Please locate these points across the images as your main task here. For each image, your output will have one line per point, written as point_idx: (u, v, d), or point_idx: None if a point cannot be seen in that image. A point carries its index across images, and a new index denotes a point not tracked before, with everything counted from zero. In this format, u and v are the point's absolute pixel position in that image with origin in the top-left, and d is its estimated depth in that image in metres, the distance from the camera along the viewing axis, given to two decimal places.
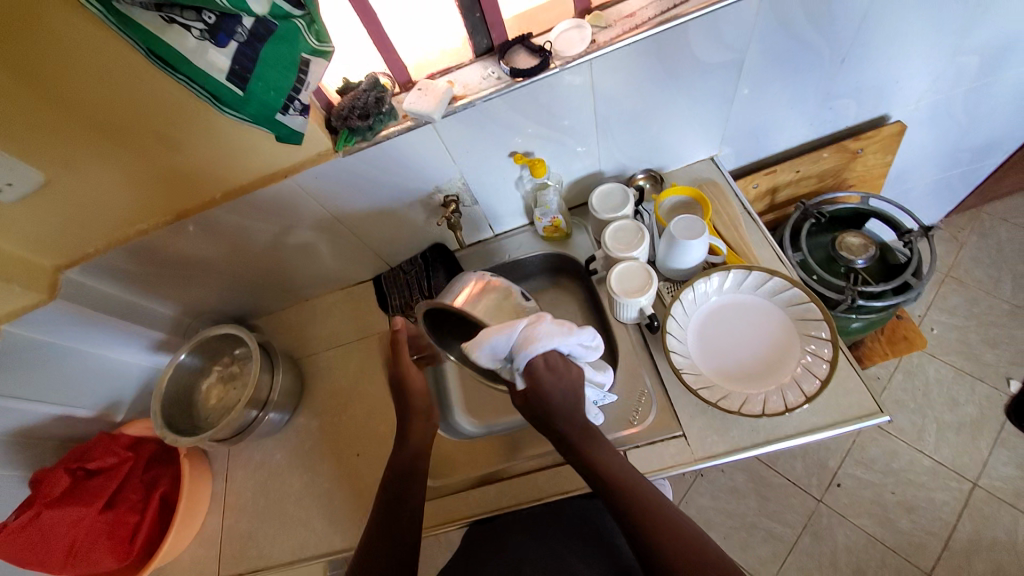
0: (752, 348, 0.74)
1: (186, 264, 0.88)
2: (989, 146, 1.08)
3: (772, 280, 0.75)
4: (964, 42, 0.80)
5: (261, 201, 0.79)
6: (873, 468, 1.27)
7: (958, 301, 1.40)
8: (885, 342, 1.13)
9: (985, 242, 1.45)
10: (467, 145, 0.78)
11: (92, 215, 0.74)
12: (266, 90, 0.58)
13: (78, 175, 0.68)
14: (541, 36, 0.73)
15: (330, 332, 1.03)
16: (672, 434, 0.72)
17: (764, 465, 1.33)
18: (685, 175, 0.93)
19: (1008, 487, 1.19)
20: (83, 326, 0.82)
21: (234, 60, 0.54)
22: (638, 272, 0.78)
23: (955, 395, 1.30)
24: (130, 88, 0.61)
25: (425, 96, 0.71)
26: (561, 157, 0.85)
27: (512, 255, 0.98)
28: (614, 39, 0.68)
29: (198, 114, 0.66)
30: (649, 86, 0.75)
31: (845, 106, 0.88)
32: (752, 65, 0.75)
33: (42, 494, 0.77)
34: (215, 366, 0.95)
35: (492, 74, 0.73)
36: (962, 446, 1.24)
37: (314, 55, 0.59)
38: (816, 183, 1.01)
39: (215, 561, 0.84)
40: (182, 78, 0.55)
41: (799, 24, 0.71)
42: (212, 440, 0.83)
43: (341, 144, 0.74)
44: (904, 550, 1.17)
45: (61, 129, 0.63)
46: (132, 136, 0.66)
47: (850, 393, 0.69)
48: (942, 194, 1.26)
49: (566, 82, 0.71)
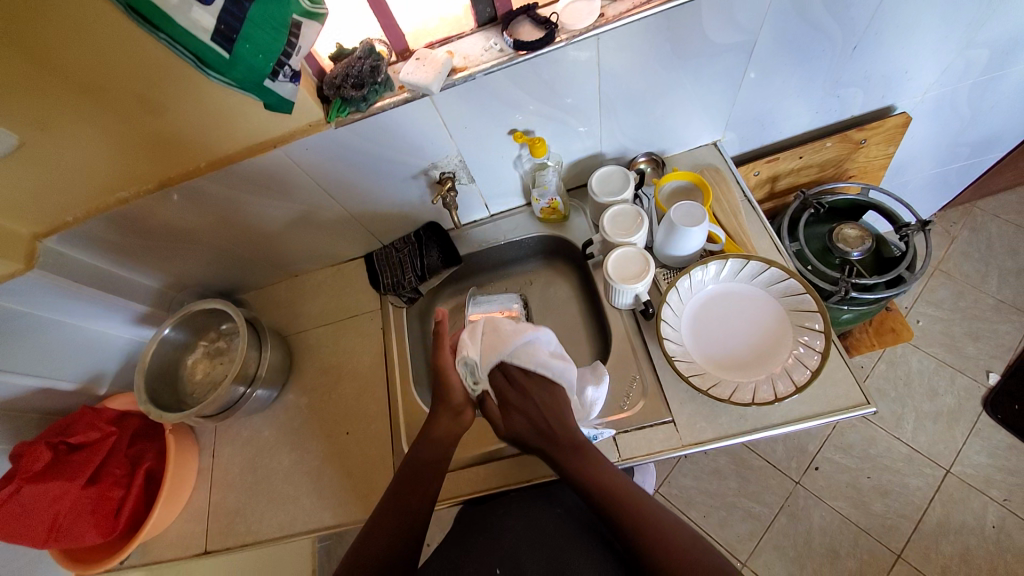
0: (745, 337, 0.74)
1: (171, 236, 0.84)
2: (990, 141, 1.07)
3: (770, 270, 0.74)
4: (978, 34, 0.78)
5: (249, 171, 0.76)
6: (851, 453, 1.30)
7: (945, 294, 1.42)
8: (873, 333, 1.14)
9: (976, 238, 1.46)
10: (465, 120, 0.75)
11: (70, 181, 0.71)
12: (254, 53, 0.55)
13: (53, 140, 0.64)
14: (547, 7, 0.70)
15: (320, 310, 1.01)
16: (662, 420, 0.72)
17: (746, 448, 1.36)
18: (686, 159, 0.91)
19: (979, 475, 1.23)
20: (63, 297, 0.79)
21: (219, 19, 0.51)
22: (636, 258, 0.77)
23: (935, 385, 1.33)
24: (107, 45, 0.57)
25: (423, 66, 0.67)
26: (562, 137, 0.82)
27: (507, 236, 0.96)
28: (623, 14, 0.65)
29: (181, 77, 0.62)
30: (656, 66, 0.72)
31: (852, 95, 0.86)
32: (762, 48, 0.73)
33: (23, 468, 0.75)
34: (201, 342, 0.93)
35: (494, 46, 0.69)
36: (938, 435, 1.28)
37: (307, 17, 0.56)
38: (817, 173, 1.00)
39: (202, 536, 0.84)
40: (163, 38, 0.51)
41: (814, 7, 0.68)
42: (198, 416, 0.81)
43: (334, 113, 0.70)
44: (876, 531, 1.21)
45: (33, 89, 0.59)
46: (111, 100, 0.62)
47: (838, 384, 0.69)
48: (939, 188, 1.26)
49: (572, 58, 0.69)
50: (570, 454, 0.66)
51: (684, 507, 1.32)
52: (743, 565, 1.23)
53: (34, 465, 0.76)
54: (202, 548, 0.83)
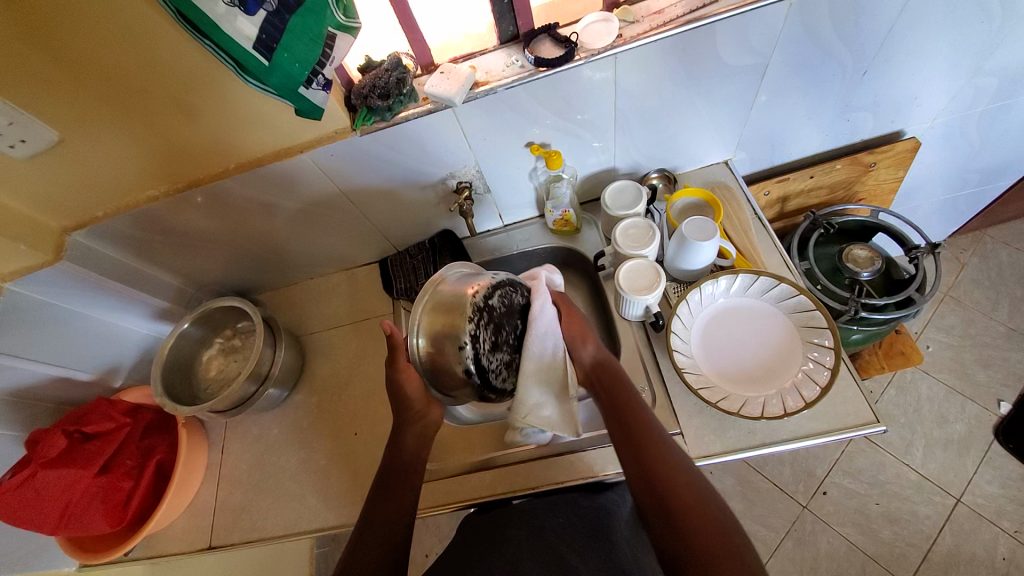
0: (753, 351, 0.75)
1: (195, 234, 0.87)
2: (1000, 169, 1.08)
3: (779, 287, 0.75)
4: (986, 64, 0.80)
5: (275, 175, 0.78)
6: (860, 479, 1.28)
7: (955, 320, 1.41)
8: (882, 355, 1.14)
9: (986, 265, 1.46)
10: (485, 132, 0.78)
11: (104, 178, 0.74)
12: (292, 62, 0.58)
13: (92, 137, 0.68)
14: (567, 27, 0.73)
15: (333, 312, 1.03)
16: (670, 432, 0.72)
17: (752, 470, 1.35)
18: (698, 177, 0.93)
19: (990, 505, 1.21)
20: (89, 289, 0.82)
21: (261, 29, 0.54)
22: (647, 270, 0.78)
23: (945, 412, 1.32)
24: (151, 51, 0.60)
25: (448, 79, 0.70)
26: (577, 152, 0.85)
27: (520, 247, 0.98)
28: (639, 35, 0.68)
29: (218, 82, 0.65)
30: (670, 86, 0.75)
31: (863, 118, 0.88)
32: (773, 71, 0.75)
33: (39, 453, 0.76)
34: (217, 339, 0.95)
35: (516, 62, 0.72)
36: (948, 462, 1.26)
37: (340, 30, 0.59)
38: (827, 194, 1.02)
39: (207, 531, 0.85)
40: (209, 44, 0.54)
41: (825, 33, 0.71)
42: (211, 410, 0.83)
43: (360, 122, 0.73)
44: (884, 559, 1.19)
45: (80, 89, 0.62)
46: (150, 102, 0.66)
47: (847, 402, 0.70)
48: (948, 214, 1.27)
49: (589, 77, 0.71)
50: (625, 397, 0.67)
51: None
52: None
53: (50, 451, 0.77)
54: (207, 543, 0.84)
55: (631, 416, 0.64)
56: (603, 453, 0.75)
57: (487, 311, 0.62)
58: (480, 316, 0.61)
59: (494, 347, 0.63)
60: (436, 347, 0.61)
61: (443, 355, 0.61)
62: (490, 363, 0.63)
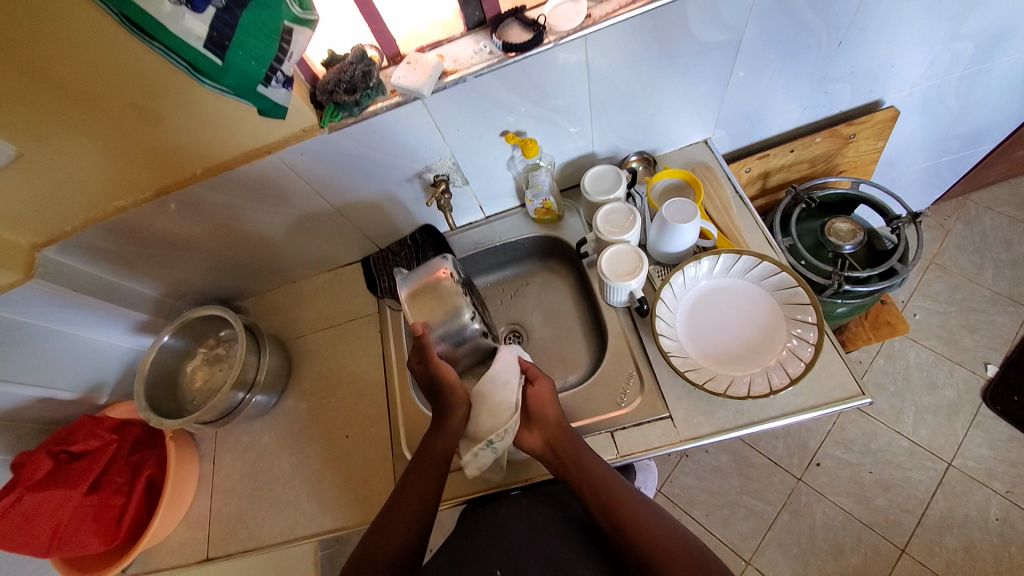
0: (737, 331, 0.75)
1: (170, 243, 0.85)
2: (980, 133, 1.08)
3: (761, 265, 0.75)
4: (961, 28, 0.80)
5: (246, 178, 0.77)
6: (853, 448, 1.30)
7: (941, 287, 1.42)
8: (869, 327, 1.14)
9: (970, 230, 1.47)
10: (458, 123, 0.76)
11: (68, 191, 0.71)
12: (247, 60, 0.56)
13: (50, 150, 0.65)
14: (536, 9, 0.71)
15: (318, 315, 1.02)
16: (660, 415, 0.72)
17: (747, 446, 1.36)
18: (678, 158, 0.92)
19: (981, 467, 1.23)
20: (64, 306, 0.80)
21: (211, 27, 0.52)
22: (629, 254, 0.78)
23: (934, 379, 1.33)
24: (103, 55, 0.58)
25: (414, 70, 0.68)
26: (553, 138, 0.83)
27: (503, 238, 0.97)
28: (609, 14, 0.66)
29: (176, 85, 0.63)
30: (644, 66, 0.74)
31: (840, 90, 0.87)
32: (748, 46, 0.74)
33: (24, 477, 0.76)
34: (200, 349, 0.94)
35: (484, 48, 0.70)
36: (938, 427, 1.28)
37: (297, 24, 0.57)
38: (808, 168, 1.01)
39: (203, 543, 0.84)
40: (158, 46, 0.52)
41: (799, 5, 0.69)
42: (198, 422, 0.82)
43: (327, 118, 0.71)
44: (879, 526, 1.21)
45: (31, 99, 0.60)
46: (107, 109, 0.63)
47: (832, 376, 0.70)
48: (930, 183, 1.27)
49: (561, 60, 0.70)
50: (587, 460, 0.66)
51: (687, 506, 1.32)
52: (746, 563, 1.23)
53: (35, 474, 0.76)
54: (204, 555, 0.83)
55: (598, 480, 0.65)
56: (594, 442, 0.73)
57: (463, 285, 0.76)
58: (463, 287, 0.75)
59: (481, 308, 0.78)
60: (444, 318, 0.73)
61: (442, 322, 0.74)
62: (484, 320, 0.77)
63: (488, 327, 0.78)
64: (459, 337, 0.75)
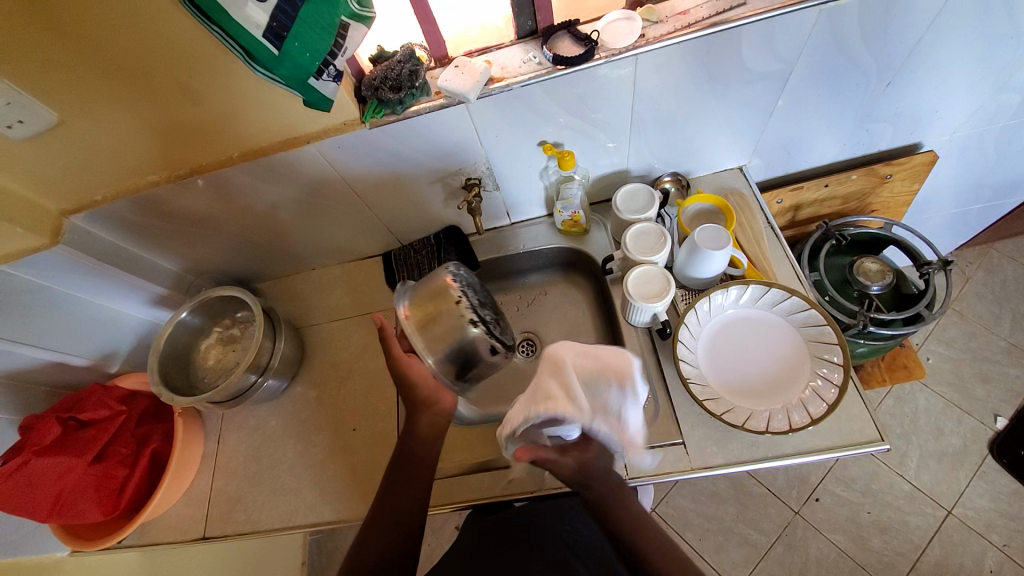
0: (761, 364, 0.74)
1: (196, 221, 0.85)
2: (1013, 184, 1.07)
3: (790, 300, 0.74)
4: (1009, 80, 0.79)
5: (279, 163, 0.76)
6: (853, 487, 1.29)
7: (956, 333, 1.41)
8: (884, 368, 1.13)
9: (990, 279, 1.46)
10: (497, 129, 0.76)
11: (103, 162, 0.72)
12: (302, 51, 0.55)
13: (91, 119, 0.65)
14: (589, 24, 0.71)
15: (334, 304, 1.02)
16: (673, 441, 0.72)
17: (747, 474, 1.35)
18: (711, 182, 0.92)
19: (981, 518, 1.22)
20: (86, 274, 0.80)
21: (272, 17, 0.52)
22: (656, 277, 0.77)
23: (941, 425, 1.32)
24: (156, 32, 0.58)
25: (461, 74, 0.68)
26: (590, 151, 0.83)
27: (527, 246, 0.96)
28: (663, 35, 0.66)
29: (223, 67, 0.62)
30: (690, 88, 0.73)
31: (881, 129, 0.86)
32: (796, 79, 0.73)
33: (33, 442, 0.76)
34: (215, 327, 0.94)
35: (532, 58, 0.70)
36: (941, 475, 1.27)
37: (354, 20, 0.56)
38: (840, 204, 1.00)
39: (201, 521, 0.84)
40: (216, 31, 0.52)
41: (853, 42, 0.68)
42: (209, 401, 0.82)
43: (369, 114, 0.71)
44: (872, 567, 1.20)
45: (79, 68, 0.60)
46: (153, 85, 0.63)
47: (852, 419, 0.69)
48: (958, 228, 1.26)
49: (606, 75, 0.69)
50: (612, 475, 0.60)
51: (680, 528, 1.31)
52: None
53: (43, 439, 0.76)
54: (201, 534, 0.83)
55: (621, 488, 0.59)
56: None
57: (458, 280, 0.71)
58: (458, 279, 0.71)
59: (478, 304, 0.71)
60: (434, 315, 0.67)
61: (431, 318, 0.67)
62: (482, 315, 0.70)
63: (488, 325, 0.70)
64: (453, 345, 0.68)
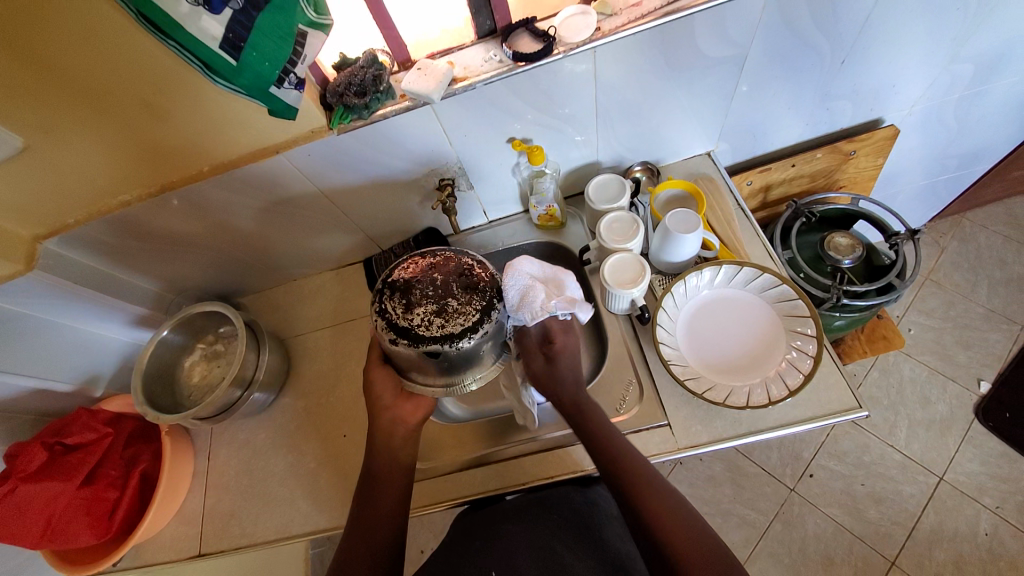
0: (738, 342, 0.75)
1: (172, 239, 0.85)
2: (975, 153, 1.10)
3: (762, 277, 0.76)
4: (960, 51, 0.81)
5: (251, 175, 0.77)
6: (845, 461, 1.31)
7: (936, 303, 1.44)
8: (864, 340, 1.16)
9: (965, 248, 1.49)
10: (466, 128, 0.77)
11: (73, 185, 0.72)
12: (261, 61, 0.56)
13: (59, 143, 0.66)
14: (546, 20, 0.72)
15: (319, 313, 1.02)
16: (658, 423, 0.73)
17: (741, 455, 1.36)
18: (681, 168, 0.93)
19: (971, 482, 1.24)
20: (64, 299, 0.80)
21: (228, 28, 0.52)
22: (631, 263, 0.78)
23: (927, 393, 1.35)
24: (118, 52, 0.58)
25: (425, 76, 0.69)
26: (559, 145, 0.84)
27: (505, 243, 0.97)
28: (619, 27, 0.68)
29: (188, 82, 0.63)
30: (651, 78, 0.75)
31: (842, 107, 0.88)
32: (753, 62, 0.75)
33: (19, 468, 0.76)
34: (199, 344, 0.94)
35: (494, 57, 0.71)
36: (930, 443, 1.29)
37: (312, 28, 0.58)
38: (808, 183, 1.03)
39: (196, 539, 0.84)
40: (173, 45, 0.53)
41: (804, 23, 0.70)
42: (195, 418, 0.81)
43: (336, 121, 0.72)
44: (870, 539, 1.22)
45: (41, 93, 0.60)
46: (119, 105, 0.64)
47: (830, 388, 0.71)
48: (928, 199, 1.28)
49: (569, 70, 0.71)
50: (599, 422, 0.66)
51: None
52: None
53: (29, 465, 0.76)
54: (197, 552, 0.83)
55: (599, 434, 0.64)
56: None
57: (387, 289, 0.62)
58: (394, 293, 0.61)
59: (408, 308, 0.60)
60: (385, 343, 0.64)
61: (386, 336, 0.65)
62: (410, 321, 0.59)
63: (414, 330, 0.59)
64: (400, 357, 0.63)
